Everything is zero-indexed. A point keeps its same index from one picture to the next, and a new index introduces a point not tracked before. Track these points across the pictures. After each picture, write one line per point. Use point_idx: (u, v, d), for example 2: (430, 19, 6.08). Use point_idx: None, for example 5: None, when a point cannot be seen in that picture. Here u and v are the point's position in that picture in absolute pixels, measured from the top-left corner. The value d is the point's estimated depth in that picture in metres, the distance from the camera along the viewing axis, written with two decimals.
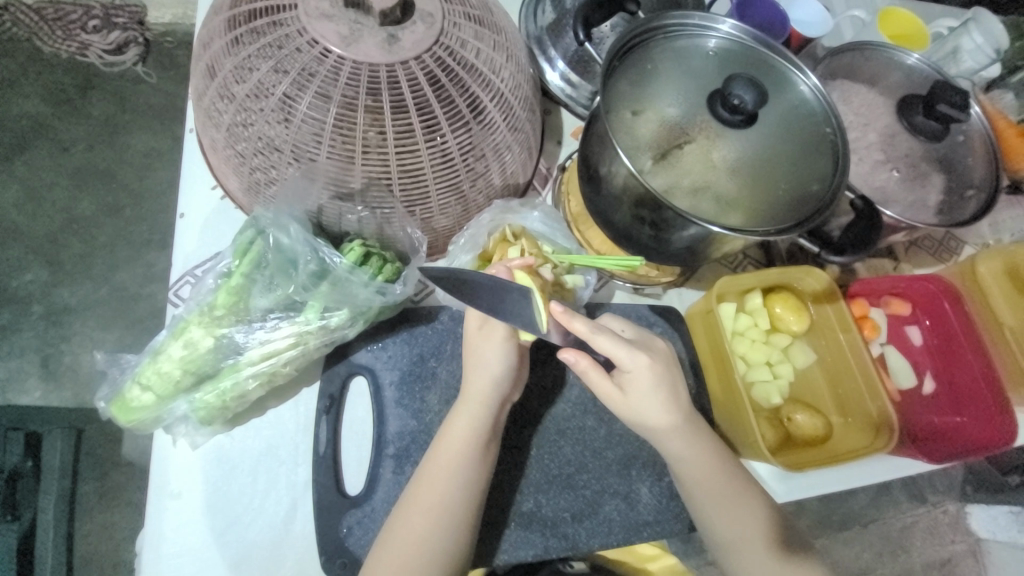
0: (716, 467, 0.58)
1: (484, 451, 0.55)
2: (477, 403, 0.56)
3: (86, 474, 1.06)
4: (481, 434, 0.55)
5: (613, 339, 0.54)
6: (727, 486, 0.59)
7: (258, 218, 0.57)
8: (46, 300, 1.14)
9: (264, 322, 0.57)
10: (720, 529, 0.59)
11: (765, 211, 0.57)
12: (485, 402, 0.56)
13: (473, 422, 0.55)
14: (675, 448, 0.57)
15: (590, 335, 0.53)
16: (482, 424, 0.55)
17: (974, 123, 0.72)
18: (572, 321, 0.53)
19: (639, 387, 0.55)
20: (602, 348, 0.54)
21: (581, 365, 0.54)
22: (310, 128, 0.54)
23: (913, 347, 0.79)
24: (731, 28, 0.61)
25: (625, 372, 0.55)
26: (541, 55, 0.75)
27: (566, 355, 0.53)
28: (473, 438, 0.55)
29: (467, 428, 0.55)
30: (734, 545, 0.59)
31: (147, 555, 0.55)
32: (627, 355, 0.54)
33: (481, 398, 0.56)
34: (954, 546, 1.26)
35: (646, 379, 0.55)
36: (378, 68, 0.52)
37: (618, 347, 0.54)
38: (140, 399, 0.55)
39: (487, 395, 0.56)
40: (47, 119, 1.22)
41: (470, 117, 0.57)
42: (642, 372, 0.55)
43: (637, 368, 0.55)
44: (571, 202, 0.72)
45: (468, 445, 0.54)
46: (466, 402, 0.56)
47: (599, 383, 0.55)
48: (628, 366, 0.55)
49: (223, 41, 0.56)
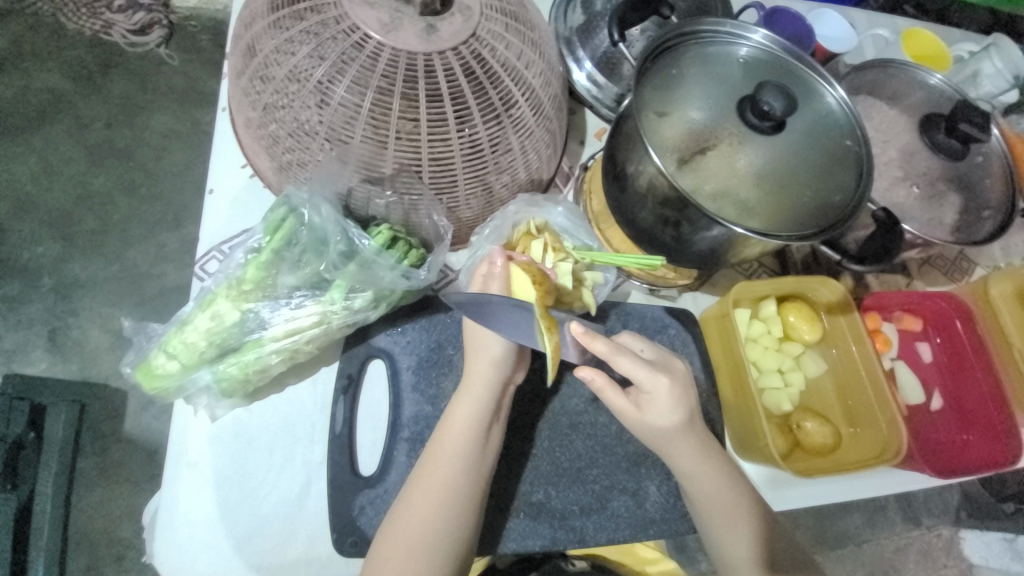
0: (719, 466, 0.59)
1: (490, 432, 0.56)
2: (483, 388, 0.56)
3: (87, 448, 1.07)
4: (485, 415, 0.56)
5: (633, 361, 0.55)
6: (731, 486, 0.59)
7: (292, 196, 0.59)
8: (57, 273, 1.15)
9: (290, 299, 0.58)
10: (724, 531, 0.59)
11: (789, 217, 0.57)
12: (488, 384, 0.57)
13: (477, 404, 0.56)
14: (680, 458, 0.58)
15: (609, 356, 0.54)
16: (487, 408, 0.56)
17: (993, 146, 0.73)
18: (594, 342, 0.53)
19: (656, 408, 0.56)
20: (621, 368, 0.55)
21: (597, 383, 0.55)
22: (345, 112, 0.55)
23: (923, 363, 0.79)
24: (762, 38, 0.62)
25: (644, 391, 0.56)
26: (570, 55, 0.76)
27: (583, 373, 0.54)
28: (482, 424, 0.55)
29: (473, 410, 0.56)
30: (731, 549, 0.59)
31: (162, 522, 0.55)
32: (647, 376, 0.55)
33: (485, 380, 0.57)
34: (947, 571, 1.27)
35: (664, 400, 0.55)
36: (416, 56, 0.53)
37: (638, 369, 0.55)
38: (165, 367, 0.56)
39: (490, 378, 0.57)
40: (67, 94, 1.23)
41: (502, 110, 0.58)
42: (661, 395, 0.55)
43: (657, 390, 0.55)
44: (593, 200, 0.73)
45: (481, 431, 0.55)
46: (469, 384, 0.57)
47: (615, 399, 0.56)
48: (647, 387, 0.55)
49: (264, 22, 0.57)
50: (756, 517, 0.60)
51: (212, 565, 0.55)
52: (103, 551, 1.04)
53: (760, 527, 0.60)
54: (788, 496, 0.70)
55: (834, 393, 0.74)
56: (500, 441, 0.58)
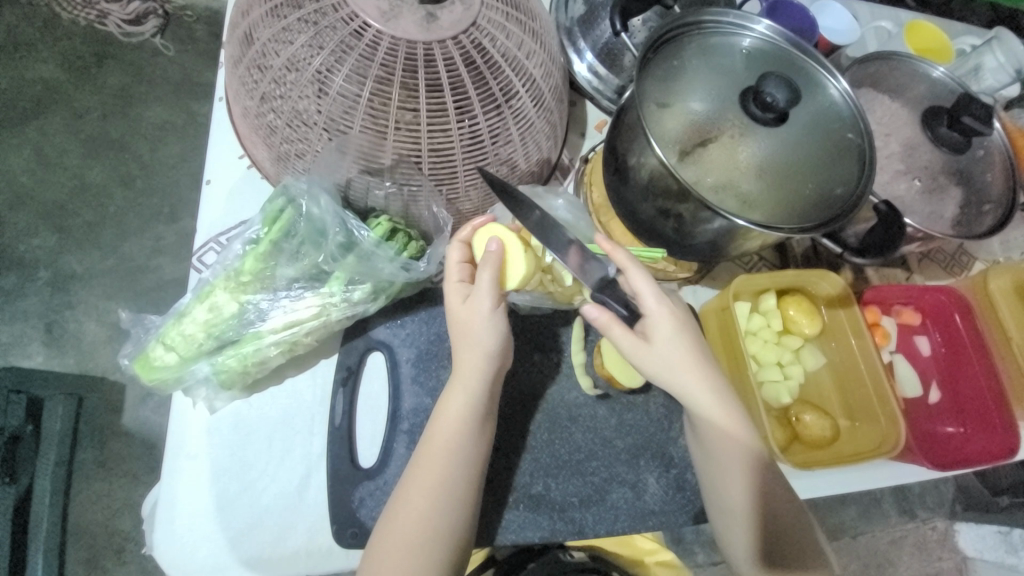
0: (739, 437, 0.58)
1: (480, 421, 0.56)
2: (469, 378, 0.55)
3: (85, 442, 1.07)
4: (479, 409, 0.55)
5: (642, 278, 0.56)
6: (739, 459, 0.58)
7: (289, 186, 0.58)
8: (53, 266, 1.14)
9: (289, 291, 0.58)
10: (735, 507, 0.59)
11: (792, 209, 0.57)
12: (480, 376, 0.56)
13: (472, 398, 0.55)
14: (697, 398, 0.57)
15: (627, 264, 0.56)
16: (475, 397, 0.55)
17: (995, 139, 0.73)
18: (612, 247, 0.57)
19: (663, 335, 0.56)
20: (632, 281, 0.57)
21: (603, 320, 0.55)
22: (344, 102, 0.54)
23: (921, 357, 0.80)
24: (766, 29, 0.62)
25: (646, 319, 0.57)
26: (570, 47, 0.75)
27: (588, 307, 0.55)
28: (469, 413, 0.55)
29: (466, 403, 0.55)
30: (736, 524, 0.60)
31: (162, 514, 0.55)
32: (651, 297, 0.56)
33: (475, 373, 0.55)
34: (941, 563, 1.28)
35: (666, 325, 0.56)
36: (415, 45, 0.52)
37: (645, 288, 0.56)
38: (164, 359, 0.56)
39: (479, 368, 0.55)
40: (62, 85, 1.22)
41: (503, 101, 0.58)
42: (664, 317, 0.56)
43: (659, 312, 0.56)
44: (594, 192, 0.72)
45: (467, 420, 0.55)
46: (460, 377, 0.55)
47: (623, 337, 0.55)
48: (651, 313, 0.56)
49: (262, 10, 0.56)
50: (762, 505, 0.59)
51: (211, 556, 0.55)
52: (103, 543, 1.04)
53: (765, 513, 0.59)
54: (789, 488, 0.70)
55: (833, 386, 0.74)
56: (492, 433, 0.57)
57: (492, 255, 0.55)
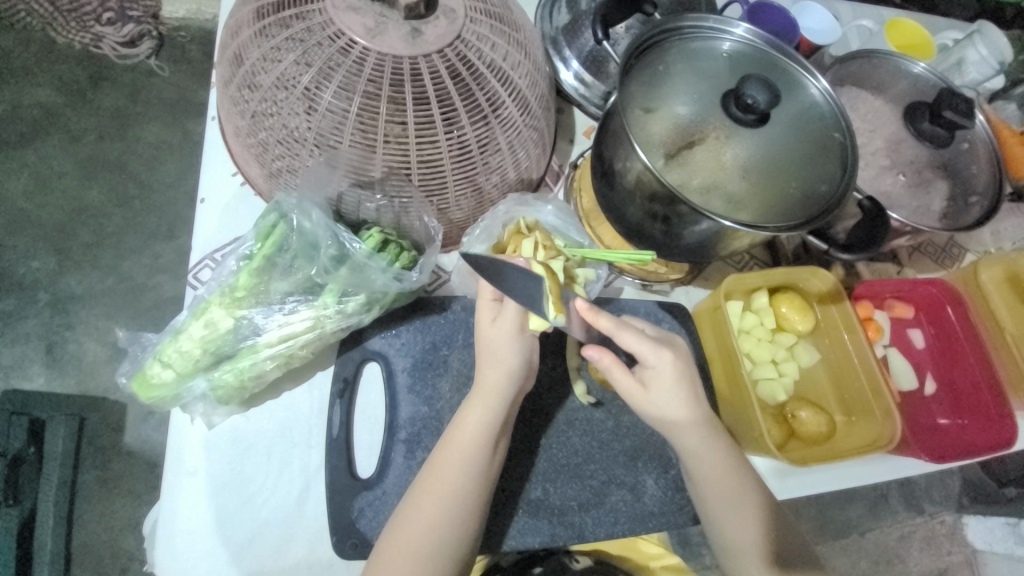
0: (734, 473, 0.60)
1: (498, 439, 0.57)
2: (489, 395, 0.56)
3: (88, 462, 1.07)
4: (496, 425, 0.56)
5: (637, 335, 0.56)
6: (734, 496, 0.60)
7: (281, 202, 0.59)
8: (53, 288, 1.15)
9: (283, 305, 0.58)
10: (741, 524, 0.60)
11: (777, 208, 0.58)
12: (499, 394, 0.57)
13: (487, 414, 0.56)
14: (689, 444, 0.58)
15: (614, 331, 0.55)
16: (494, 416, 0.56)
17: (979, 132, 0.74)
18: (597, 317, 0.55)
19: (662, 385, 0.57)
20: (626, 342, 0.56)
21: (604, 362, 0.56)
22: (333, 118, 0.55)
23: (916, 350, 0.80)
24: (745, 32, 0.63)
25: (647, 368, 0.57)
26: (556, 55, 0.76)
27: (590, 351, 0.55)
28: (486, 430, 0.55)
29: (484, 420, 0.56)
30: (740, 549, 0.60)
31: (162, 530, 0.55)
32: (650, 350, 0.56)
33: (495, 390, 0.57)
34: (951, 557, 1.27)
35: (666, 377, 0.56)
36: (401, 60, 0.53)
37: (642, 343, 0.56)
38: (161, 376, 0.56)
39: (501, 387, 0.57)
40: (59, 109, 1.23)
41: (489, 111, 0.59)
42: (664, 369, 0.56)
43: (661, 364, 0.57)
44: (583, 198, 0.73)
45: (483, 436, 0.55)
46: (479, 393, 0.57)
47: (622, 380, 0.57)
48: (651, 362, 0.57)
49: (250, 30, 0.57)
50: (765, 524, 0.60)
51: (213, 571, 0.55)
52: (106, 563, 1.04)
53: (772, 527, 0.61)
54: (788, 485, 0.70)
55: (828, 381, 0.75)
56: (506, 453, 0.58)
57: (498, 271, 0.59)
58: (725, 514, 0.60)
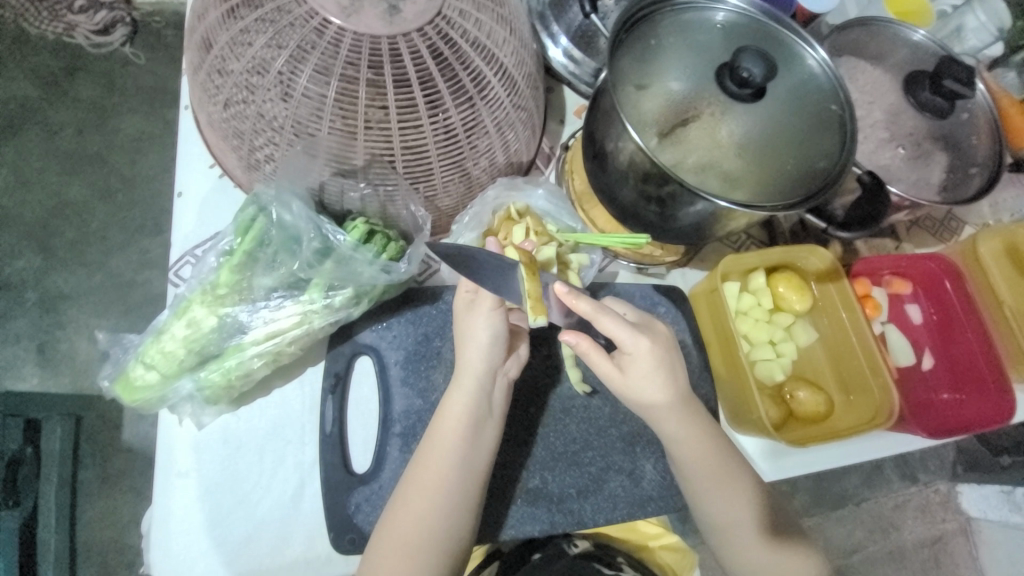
0: (719, 453, 0.60)
1: (483, 426, 0.56)
2: (468, 381, 0.56)
3: (87, 460, 1.06)
4: (478, 412, 0.55)
5: (616, 321, 0.54)
6: (722, 478, 0.60)
7: (259, 194, 0.57)
8: (39, 287, 1.13)
9: (268, 301, 0.57)
10: (733, 503, 0.60)
11: (774, 186, 0.56)
12: (479, 380, 0.56)
13: (469, 401, 0.55)
14: (668, 429, 0.58)
15: (594, 315, 0.53)
16: (476, 402, 0.55)
17: (980, 101, 0.72)
18: (578, 300, 0.52)
19: (638, 370, 0.56)
20: (604, 327, 0.54)
21: (581, 347, 0.55)
22: (311, 104, 0.53)
23: (913, 325, 0.80)
24: (740, 2, 0.60)
25: (626, 353, 0.56)
26: (544, 31, 0.73)
27: (566, 335, 0.54)
28: (468, 417, 0.55)
29: (465, 407, 0.55)
30: (729, 528, 0.61)
31: (157, 533, 0.55)
32: (629, 337, 0.54)
33: (474, 376, 0.56)
34: (945, 524, 1.29)
35: (644, 361, 0.55)
36: (379, 40, 0.51)
37: (620, 329, 0.54)
38: (145, 378, 0.55)
39: (480, 372, 0.56)
40: (34, 101, 1.19)
41: (474, 92, 0.56)
42: (642, 354, 0.55)
43: (639, 351, 0.55)
44: (575, 180, 0.71)
45: (466, 423, 0.54)
46: (460, 381, 0.56)
47: (599, 363, 0.56)
48: (628, 348, 0.55)
49: (219, 12, 0.54)
50: (756, 503, 0.61)
51: (210, 572, 0.55)
52: (111, 560, 1.04)
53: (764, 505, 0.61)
54: (786, 465, 0.70)
55: (826, 360, 0.74)
56: (494, 443, 0.56)
57: None
58: (718, 495, 0.60)
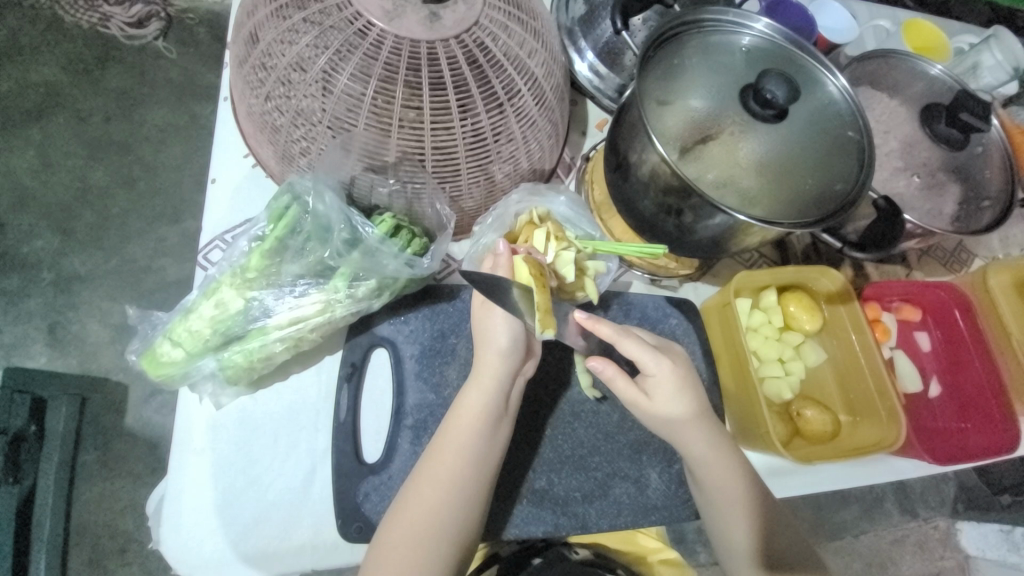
0: (730, 466, 0.60)
1: (498, 423, 0.57)
2: (487, 378, 0.57)
3: (89, 442, 1.07)
4: (494, 409, 0.56)
5: (638, 344, 0.58)
6: (728, 494, 0.60)
7: (294, 183, 0.59)
8: (57, 267, 1.15)
9: (294, 287, 0.58)
10: (736, 519, 0.60)
11: (791, 205, 0.58)
12: (496, 377, 0.57)
13: (487, 397, 0.56)
14: (689, 443, 0.59)
15: (615, 340, 0.57)
16: (494, 399, 0.56)
17: (994, 136, 0.73)
18: (597, 325, 0.57)
19: (664, 394, 0.58)
20: (628, 351, 0.58)
21: (608, 373, 0.58)
22: (349, 101, 0.55)
23: (921, 353, 0.80)
24: (764, 27, 0.62)
25: (648, 376, 0.59)
26: (571, 46, 0.76)
27: (595, 363, 0.56)
28: (484, 413, 0.56)
29: (482, 403, 0.56)
30: (734, 541, 0.61)
31: (169, 509, 0.56)
32: (651, 359, 0.58)
33: (491, 374, 0.57)
34: (944, 562, 1.28)
35: (668, 385, 0.58)
36: (419, 44, 0.53)
37: (642, 352, 0.58)
38: (170, 355, 0.56)
39: (499, 370, 0.57)
40: (66, 88, 1.23)
41: (505, 99, 0.58)
42: (666, 378, 0.58)
43: (661, 374, 0.58)
44: (595, 190, 0.73)
45: (482, 419, 0.55)
46: (478, 377, 0.57)
47: (625, 390, 0.59)
48: (652, 372, 0.58)
49: (267, 9, 0.57)
50: (760, 520, 0.61)
51: (218, 551, 0.55)
52: (105, 543, 1.04)
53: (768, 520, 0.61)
54: (790, 484, 0.70)
55: (833, 381, 0.75)
56: (507, 438, 0.58)
57: (499, 259, 0.60)
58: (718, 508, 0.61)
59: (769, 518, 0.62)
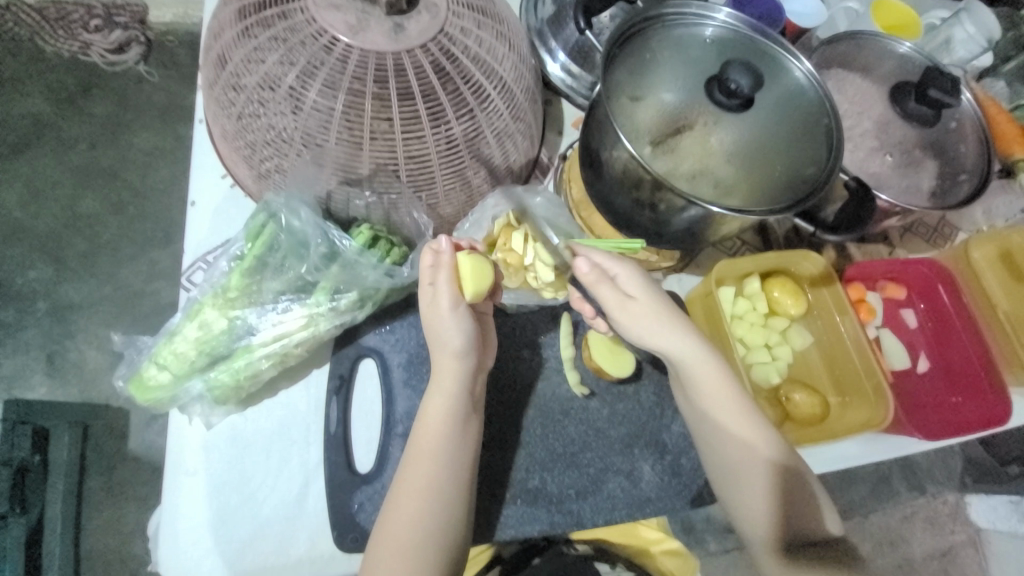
0: (731, 436, 0.60)
1: (466, 423, 0.57)
2: (448, 380, 0.56)
3: (92, 470, 1.07)
4: (458, 411, 0.56)
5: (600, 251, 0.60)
6: (736, 467, 0.60)
7: (270, 202, 0.60)
8: (51, 297, 1.16)
9: (276, 304, 0.59)
10: (747, 494, 0.60)
11: (764, 193, 0.58)
12: (455, 378, 0.57)
13: (450, 401, 0.56)
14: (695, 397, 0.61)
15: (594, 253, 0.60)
16: (459, 400, 0.57)
17: (967, 110, 0.74)
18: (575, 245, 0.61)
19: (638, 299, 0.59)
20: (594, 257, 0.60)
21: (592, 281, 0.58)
22: (319, 117, 0.55)
23: (908, 329, 0.80)
24: (728, 17, 0.62)
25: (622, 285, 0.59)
26: (542, 47, 0.76)
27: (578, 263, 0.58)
28: (451, 416, 0.56)
29: (446, 406, 0.56)
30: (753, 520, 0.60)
31: (165, 531, 0.56)
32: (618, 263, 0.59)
33: (451, 376, 0.57)
34: (955, 536, 1.28)
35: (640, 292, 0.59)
36: (384, 56, 0.53)
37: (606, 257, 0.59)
38: (157, 378, 0.57)
39: (458, 372, 0.57)
40: (50, 118, 1.23)
41: (474, 104, 0.59)
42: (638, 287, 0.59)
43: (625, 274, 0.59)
44: (573, 188, 0.73)
45: (447, 423, 0.56)
46: (438, 382, 0.57)
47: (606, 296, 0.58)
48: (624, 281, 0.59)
49: (234, 31, 0.57)
50: (775, 494, 0.59)
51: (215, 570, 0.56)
52: (115, 567, 1.05)
53: (783, 500, 0.59)
54: None
55: (822, 363, 0.75)
56: (478, 434, 0.59)
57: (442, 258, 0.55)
58: (730, 482, 0.61)
59: (789, 495, 0.60)
